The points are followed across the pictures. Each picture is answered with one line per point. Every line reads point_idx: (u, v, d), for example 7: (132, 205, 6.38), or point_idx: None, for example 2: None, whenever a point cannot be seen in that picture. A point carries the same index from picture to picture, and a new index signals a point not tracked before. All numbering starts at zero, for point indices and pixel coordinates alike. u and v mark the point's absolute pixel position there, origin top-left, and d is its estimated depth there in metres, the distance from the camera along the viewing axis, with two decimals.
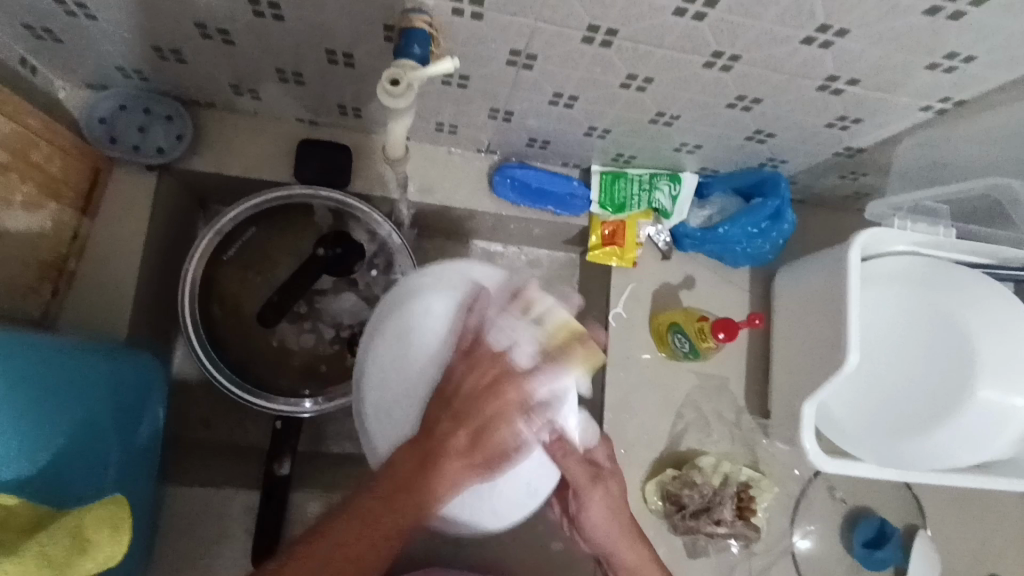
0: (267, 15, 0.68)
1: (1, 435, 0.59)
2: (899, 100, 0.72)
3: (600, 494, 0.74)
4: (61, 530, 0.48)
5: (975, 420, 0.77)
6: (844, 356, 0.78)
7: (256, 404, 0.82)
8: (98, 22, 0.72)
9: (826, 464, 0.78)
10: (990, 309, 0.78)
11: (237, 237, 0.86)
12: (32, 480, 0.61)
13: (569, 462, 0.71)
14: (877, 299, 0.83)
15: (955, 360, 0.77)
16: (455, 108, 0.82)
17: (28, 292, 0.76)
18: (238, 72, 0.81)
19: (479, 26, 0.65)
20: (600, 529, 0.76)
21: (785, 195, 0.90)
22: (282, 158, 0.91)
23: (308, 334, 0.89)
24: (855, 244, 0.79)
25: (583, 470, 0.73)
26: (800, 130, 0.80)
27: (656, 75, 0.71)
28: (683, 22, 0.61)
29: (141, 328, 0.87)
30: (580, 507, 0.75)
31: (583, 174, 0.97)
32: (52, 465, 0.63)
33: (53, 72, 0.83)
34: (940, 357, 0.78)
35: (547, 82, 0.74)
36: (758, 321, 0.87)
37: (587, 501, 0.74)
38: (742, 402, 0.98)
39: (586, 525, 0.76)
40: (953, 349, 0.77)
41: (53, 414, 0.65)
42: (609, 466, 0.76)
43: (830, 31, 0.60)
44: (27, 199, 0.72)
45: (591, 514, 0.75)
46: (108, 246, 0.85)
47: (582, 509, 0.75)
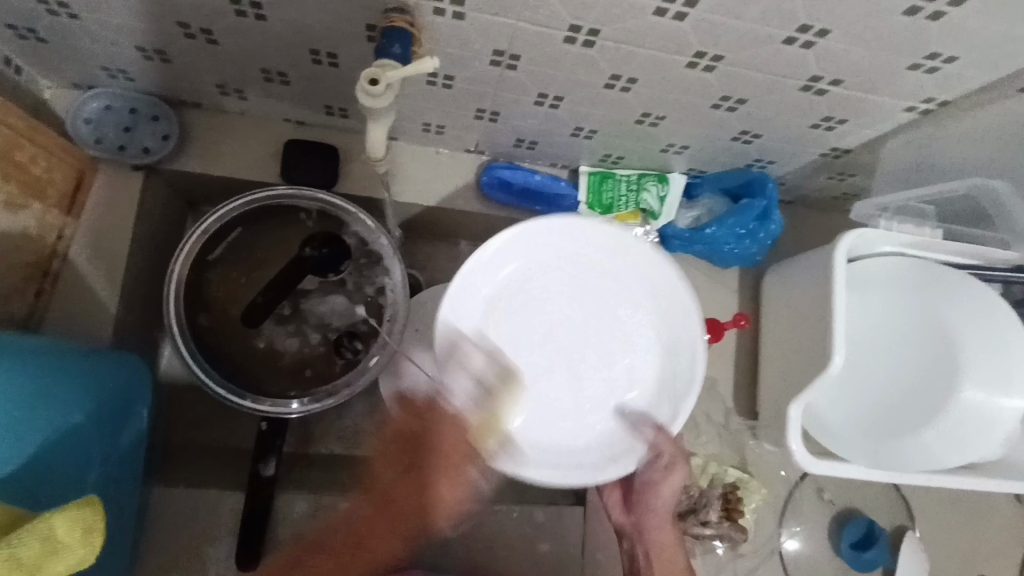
0: (250, 15, 0.68)
1: None
2: (884, 100, 0.72)
3: (675, 473, 0.73)
4: (33, 531, 0.47)
5: (962, 421, 0.77)
6: (830, 357, 0.78)
7: (240, 406, 0.79)
8: (82, 21, 0.72)
9: (812, 465, 0.78)
10: (971, 303, 0.78)
11: (223, 238, 0.85)
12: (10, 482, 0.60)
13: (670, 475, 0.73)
14: (865, 297, 0.83)
15: (939, 353, 0.77)
16: (442, 109, 0.83)
17: (11, 294, 0.76)
18: (224, 73, 0.80)
19: (461, 26, 0.64)
20: (654, 499, 0.76)
21: (772, 195, 0.90)
22: (270, 159, 0.91)
23: (293, 337, 0.89)
24: (841, 244, 0.79)
25: (669, 443, 0.72)
26: (786, 131, 0.80)
27: (639, 75, 0.70)
28: (665, 23, 0.61)
29: (126, 329, 0.87)
30: (652, 477, 0.74)
31: (571, 175, 0.97)
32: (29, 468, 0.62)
33: (39, 72, 0.83)
34: (926, 343, 0.78)
35: (532, 83, 0.74)
36: (744, 321, 0.87)
37: (664, 476, 0.74)
38: (730, 403, 0.98)
39: (647, 494, 0.76)
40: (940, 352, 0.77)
41: (31, 416, 0.64)
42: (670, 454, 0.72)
43: (811, 31, 0.60)
44: (10, 199, 0.72)
45: (662, 488, 0.74)
46: (92, 247, 0.85)
47: (645, 504, 0.78)
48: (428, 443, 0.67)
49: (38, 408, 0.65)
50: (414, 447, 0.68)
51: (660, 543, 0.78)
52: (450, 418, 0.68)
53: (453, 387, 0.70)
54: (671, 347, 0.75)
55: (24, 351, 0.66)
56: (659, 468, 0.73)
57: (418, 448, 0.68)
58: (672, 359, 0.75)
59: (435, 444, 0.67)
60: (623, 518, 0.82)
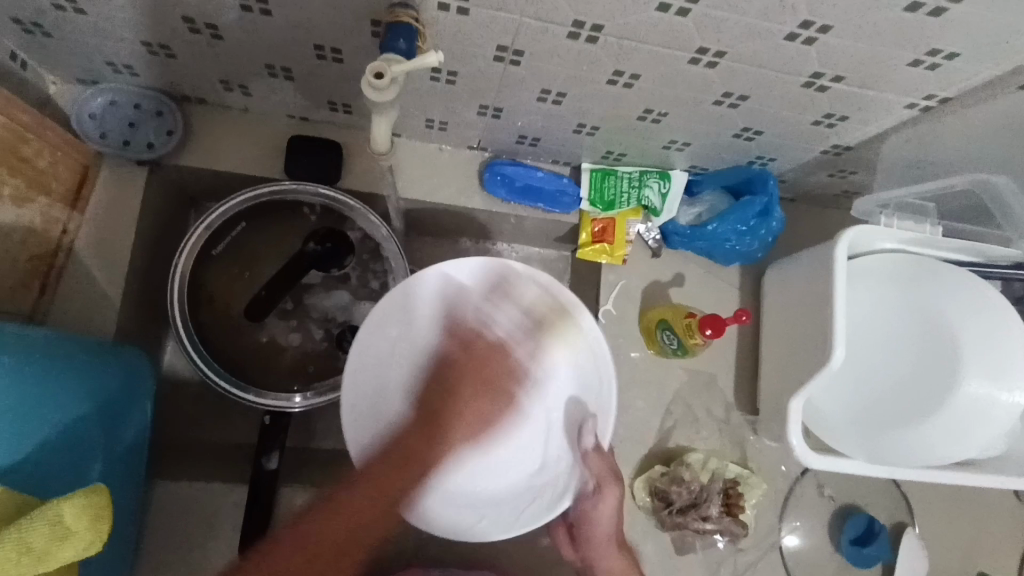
0: (255, 9, 0.68)
1: None
2: (885, 97, 0.72)
3: (608, 493, 0.76)
4: (41, 516, 0.47)
5: (962, 415, 0.77)
6: (831, 351, 0.78)
7: (244, 399, 0.81)
8: (87, 16, 0.72)
9: (813, 458, 0.79)
10: (965, 298, 0.78)
11: (227, 233, 0.86)
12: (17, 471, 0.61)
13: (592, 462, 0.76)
14: (867, 292, 0.83)
15: (933, 345, 0.77)
16: (445, 105, 0.83)
17: (16, 288, 0.76)
18: (228, 68, 0.81)
19: (465, 21, 0.65)
20: (594, 537, 0.80)
21: (773, 192, 0.90)
22: (273, 154, 0.91)
23: (295, 332, 0.88)
24: (841, 240, 0.80)
25: (604, 465, 0.76)
26: (788, 127, 0.81)
27: (642, 72, 0.71)
28: (668, 18, 0.61)
29: (130, 323, 0.87)
30: (589, 503, 0.78)
31: (574, 172, 0.98)
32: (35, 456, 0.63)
33: (44, 67, 0.83)
34: (922, 338, 0.78)
35: (535, 79, 0.74)
36: (745, 317, 0.87)
37: (603, 497, 0.77)
38: (731, 399, 0.98)
39: (592, 519, 0.78)
40: (930, 351, 0.77)
41: (38, 407, 0.64)
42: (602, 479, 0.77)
43: (813, 27, 0.60)
44: (15, 192, 0.72)
45: (602, 509, 0.78)
46: (97, 241, 0.85)
47: (588, 534, 0.81)
48: (462, 373, 0.78)
49: (39, 405, 0.64)
50: (471, 374, 0.77)
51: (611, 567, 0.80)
52: (509, 357, 0.80)
53: (499, 321, 0.80)
54: (582, 355, 0.80)
55: (32, 342, 0.66)
56: (592, 495, 0.77)
57: (473, 375, 0.77)
58: (586, 364, 0.80)
59: (490, 360, 0.79)
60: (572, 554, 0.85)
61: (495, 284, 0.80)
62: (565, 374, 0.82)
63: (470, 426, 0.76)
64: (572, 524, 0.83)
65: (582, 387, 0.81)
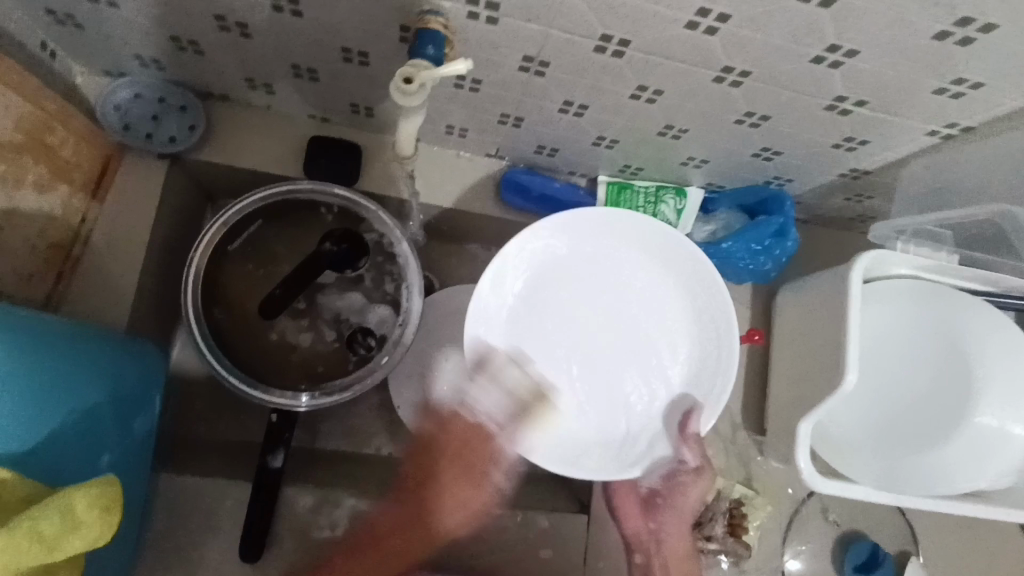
0: (286, 10, 0.68)
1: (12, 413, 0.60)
2: (907, 122, 0.72)
3: (701, 479, 0.79)
4: (53, 506, 0.46)
5: (976, 442, 0.77)
6: (843, 376, 0.78)
7: (250, 396, 0.81)
8: (119, 9, 0.73)
9: (823, 484, 0.78)
10: (981, 319, 0.79)
11: (244, 229, 0.86)
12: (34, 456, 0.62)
13: (688, 438, 0.77)
14: (882, 316, 0.83)
15: (954, 368, 0.77)
16: (467, 111, 0.83)
17: (33, 274, 0.76)
18: (254, 67, 0.81)
19: (493, 30, 0.65)
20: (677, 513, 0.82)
21: (789, 213, 0.91)
22: (294, 154, 0.92)
23: (307, 332, 0.88)
24: (857, 263, 0.80)
25: (697, 450, 0.77)
26: (807, 149, 0.81)
27: (666, 87, 0.71)
28: (695, 36, 0.61)
29: (142, 315, 0.87)
30: (683, 480, 0.79)
31: (590, 184, 0.98)
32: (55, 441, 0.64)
33: (72, 57, 0.84)
34: (942, 360, 0.78)
35: (557, 91, 0.75)
36: (756, 337, 0.88)
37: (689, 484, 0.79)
38: (739, 418, 0.98)
39: (674, 503, 0.81)
40: (950, 373, 0.77)
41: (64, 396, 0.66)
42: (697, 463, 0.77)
43: (839, 50, 0.60)
44: (38, 180, 0.73)
45: (685, 494, 0.80)
46: (114, 232, 0.86)
47: (668, 505, 0.82)
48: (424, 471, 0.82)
49: (63, 393, 0.66)
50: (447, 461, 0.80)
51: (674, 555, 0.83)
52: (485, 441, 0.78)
53: (483, 404, 0.77)
54: (706, 340, 0.78)
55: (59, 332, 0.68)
56: (689, 473, 0.79)
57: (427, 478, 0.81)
58: (713, 349, 0.77)
59: (475, 443, 0.78)
60: (640, 524, 0.84)
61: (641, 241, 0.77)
62: (678, 354, 0.79)
63: (463, 454, 0.79)
64: (654, 493, 0.83)
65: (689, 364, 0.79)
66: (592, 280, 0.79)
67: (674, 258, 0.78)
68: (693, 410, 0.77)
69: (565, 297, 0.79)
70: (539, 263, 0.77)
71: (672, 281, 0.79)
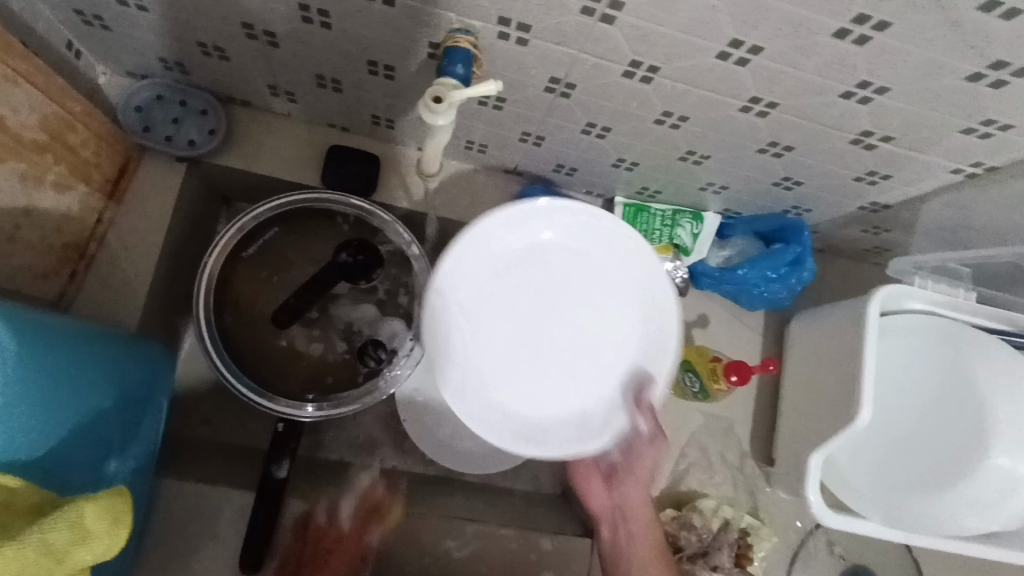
0: (315, 22, 0.68)
1: (28, 417, 0.58)
2: (931, 159, 0.71)
3: (657, 447, 0.72)
4: (61, 518, 0.46)
5: (990, 484, 0.74)
6: (854, 412, 0.77)
7: (258, 404, 0.80)
8: (148, 13, 0.73)
9: (829, 517, 0.78)
10: (991, 357, 0.77)
11: (260, 236, 0.86)
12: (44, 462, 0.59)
13: (643, 412, 0.71)
14: (891, 351, 0.83)
15: (957, 403, 0.75)
16: (489, 128, 0.83)
17: (48, 274, 0.76)
18: (278, 75, 0.81)
19: (522, 51, 0.65)
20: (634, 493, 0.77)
21: (807, 244, 0.90)
22: (312, 162, 0.92)
23: (318, 341, 0.88)
24: (875, 297, 0.79)
25: (652, 423, 0.71)
26: (828, 180, 0.80)
27: (691, 114, 0.70)
28: (726, 66, 0.60)
29: (153, 317, 0.87)
30: (636, 450, 0.73)
31: (606, 205, 0.98)
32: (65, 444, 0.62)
33: (96, 58, 0.84)
34: (943, 396, 0.77)
35: (581, 113, 0.75)
36: (773, 366, 0.87)
37: (637, 459, 0.74)
38: (747, 447, 0.97)
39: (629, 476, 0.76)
40: (954, 409, 0.76)
41: (71, 397, 0.63)
42: (653, 434, 0.72)
43: (870, 87, 0.60)
44: (58, 179, 0.73)
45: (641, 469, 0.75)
46: (130, 232, 0.85)
47: (627, 474, 0.76)
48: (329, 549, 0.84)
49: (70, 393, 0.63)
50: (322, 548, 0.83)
51: (637, 549, 0.77)
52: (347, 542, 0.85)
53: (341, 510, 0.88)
54: (652, 308, 0.72)
55: (65, 330, 0.65)
56: (644, 443, 0.72)
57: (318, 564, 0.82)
58: (658, 318, 0.71)
59: (340, 543, 0.84)
60: (603, 497, 0.79)
61: (574, 217, 0.70)
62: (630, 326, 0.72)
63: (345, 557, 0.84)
64: (614, 465, 0.77)
65: (642, 333, 0.72)
66: (529, 262, 0.71)
67: (612, 232, 0.70)
68: (646, 380, 0.71)
69: (506, 287, 0.71)
70: (473, 252, 0.68)
71: (614, 253, 0.71)
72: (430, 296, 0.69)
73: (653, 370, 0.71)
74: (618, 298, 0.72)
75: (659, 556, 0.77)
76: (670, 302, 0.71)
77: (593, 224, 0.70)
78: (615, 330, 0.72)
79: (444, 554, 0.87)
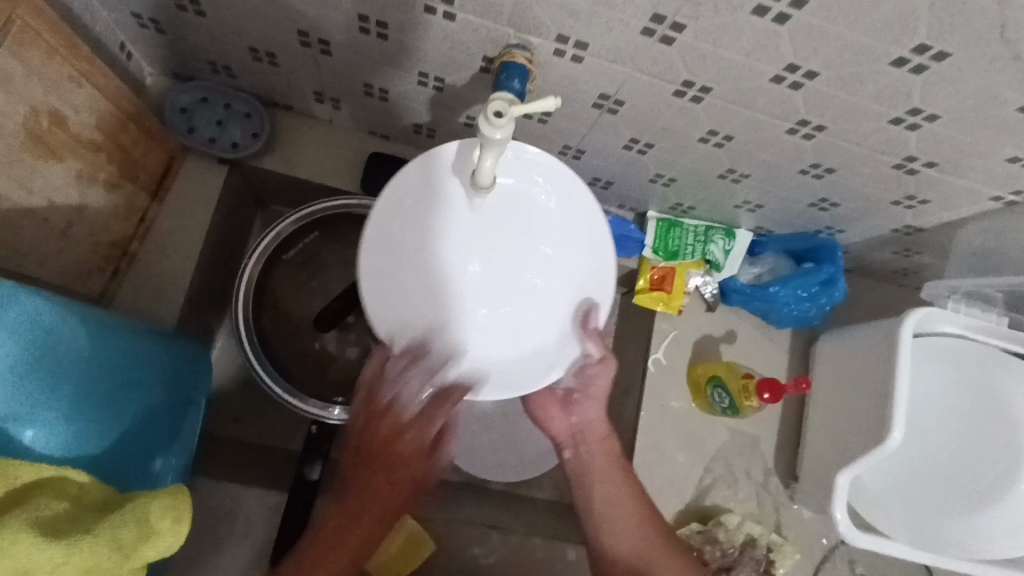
0: (372, 32, 0.69)
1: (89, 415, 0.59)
2: (972, 186, 0.72)
3: (608, 367, 0.73)
4: (128, 514, 0.47)
5: (1019, 508, 0.76)
6: (888, 432, 0.76)
7: (289, 404, 0.80)
8: (205, 19, 0.74)
9: (857, 537, 0.78)
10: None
11: (298, 240, 0.87)
12: (105, 459, 0.61)
13: (588, 334, 0.72)
14: (927, 374, 0.83)
15: (992, 429, 0.76)
16: (531, 140, 0.84)
17: (93, 271, 0.77)
18: (326, 82, 0.83)
19: (576, 68, 0.66)
20: (594, 414, 0.75)
21: (839, 264, 0.91)
22: (352, 168, 0.93)
23: (353, 346, 0.90)
24: (908, 318, 0.80)
25: (597, 341, 0.72)
26: (866, 202, 0.81)
27: (737, 134, 0.71)
28: (779, 89, 0.62)
29: (190, 315, 0.88)
30: (587, 376, 0.74)
31: (639, 218, 0.99)
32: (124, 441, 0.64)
33: (145, 59, 0.85)
34: (976, 421, 0.78)
35: (627, 129, 0.76)
36: (806, 385, 0.88)
37: (593, 376, 0.74)
38: (772, 463, 0.98)
39: (585, 396, 0.75)
40: (989, 434, 0.76)
41: (133, 395, 0.65)
42: (602, 355, 0.72)
43: (921, 114, 0.61)
44: (109, 178, 0.74)
45: (595, 389, 0.74)
46: (171, 232, 0.86)
47: (584, 396, 0.75)
48: (390, 443, 0.70)
49: (132, 391, 0.65)
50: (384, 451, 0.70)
51: (597, 462, 0.74)
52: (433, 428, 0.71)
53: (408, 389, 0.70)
54: (585, 240, 0.73)
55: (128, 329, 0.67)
56: (595, 366, 0.73)
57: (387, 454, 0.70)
58: (591, 248, 0.73)
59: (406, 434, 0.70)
60: (561, 424, 0.77)
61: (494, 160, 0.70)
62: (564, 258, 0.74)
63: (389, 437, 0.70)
64: (569, 388, 0.76)
65: (578, 263, 0.74)
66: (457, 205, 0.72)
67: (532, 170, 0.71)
68: (588, 308, 0.72)
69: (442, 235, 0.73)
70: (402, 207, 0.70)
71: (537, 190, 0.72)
72: (363, 256, 0.68)
73: (592, 296, 0.73)
74: (561, 232, 0.73)
75: (623, 470, 0.74)
76: (602, 231, 0.71)
77: (514, 165, 0.70)
78: (554, 264, 0.74)
79: (470, 561, 0.91)
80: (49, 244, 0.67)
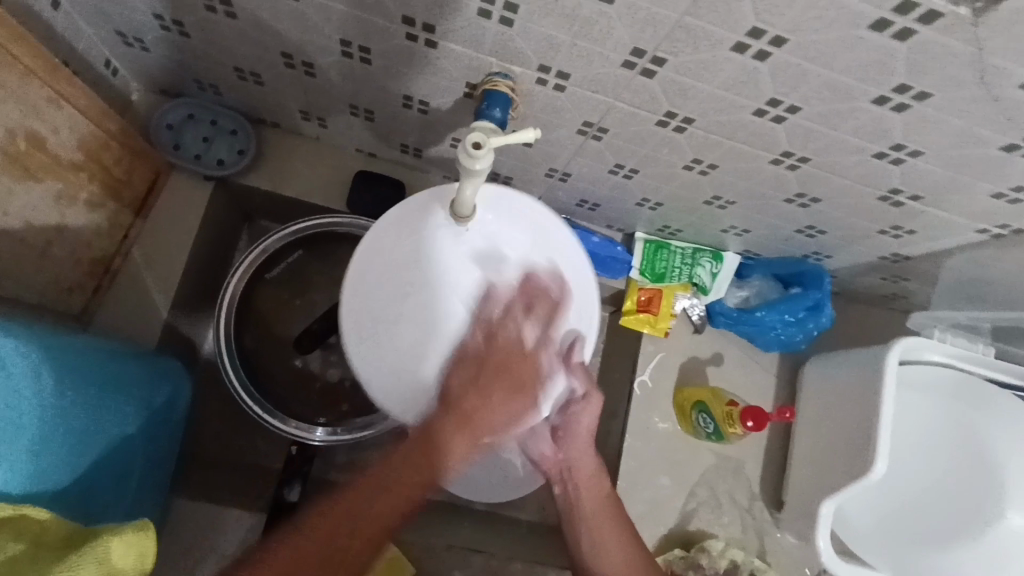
0: (356, 57, 0.69)
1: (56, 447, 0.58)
2: (957, 219, 0.72)
3: (592, 403, 0.73)
4: (88, 553, 0.47)
5: (1005, 544, 0.73)
6: (870, 463, 0.76)
7: (269, 424, 0.79)
8: (189, 39, 0.74)
9: (836, 564, 0.80)
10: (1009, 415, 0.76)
11: (282, 259, 0.87)
12: (74, 491, 0.60)
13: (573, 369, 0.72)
14: (910, 405, 0.83)
15: (975, 462, 0.74)
16: (517, 163, 0.84)
17: (73, 289, 0.76)
18: (311, 102, 0.82)
19: (559, 97, 0.65)
20: (577, 451, 0.74)
21: (825, 290, 0.91)
22: (338, 186, 0.93)
23: (335, 367, 0.91)
24: (895, 349, 0.79)
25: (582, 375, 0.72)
26: (852, 231, 0.81)
27: (721, 163, 0.71)
28: (761, 122, 0.61)
29: (172, 333, 0.87)
30: (572, 409, 0.73)
31: (626, 239, 0.99)
32: (92, 471, 0.63)
33: (132, 75, 0.85)
34: (957, 453, 0.76)
35: (612, 155, 0.75)
36: (789, 414, 0.87)
37: (580, 408, 0.73)
38: (757, 488, 0.97)
39: (569, 429, 0.74)
40: (973, 466, 0.74)
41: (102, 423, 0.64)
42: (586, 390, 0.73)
43: (904, 150, 0.61)
44: (90, 198, 0.74)
45: (580, 423, 0.74)
46: (154, 249, 0.86)
47: (569, 433, 0.74)
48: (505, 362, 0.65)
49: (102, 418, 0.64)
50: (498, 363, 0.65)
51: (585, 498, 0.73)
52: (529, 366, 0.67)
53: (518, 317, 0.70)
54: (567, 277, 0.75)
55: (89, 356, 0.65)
56: (579, 402, 0.73)
57: (507, 370, 0.65)
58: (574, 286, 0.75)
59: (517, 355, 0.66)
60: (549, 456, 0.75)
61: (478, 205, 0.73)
62: None
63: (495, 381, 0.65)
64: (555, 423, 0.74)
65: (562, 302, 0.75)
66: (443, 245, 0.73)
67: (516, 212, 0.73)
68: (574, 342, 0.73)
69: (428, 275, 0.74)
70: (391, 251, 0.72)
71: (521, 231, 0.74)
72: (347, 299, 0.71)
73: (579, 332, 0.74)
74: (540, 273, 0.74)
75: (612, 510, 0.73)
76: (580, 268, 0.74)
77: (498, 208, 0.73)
78: None
79: None
80: (27, 265, 0.67)
